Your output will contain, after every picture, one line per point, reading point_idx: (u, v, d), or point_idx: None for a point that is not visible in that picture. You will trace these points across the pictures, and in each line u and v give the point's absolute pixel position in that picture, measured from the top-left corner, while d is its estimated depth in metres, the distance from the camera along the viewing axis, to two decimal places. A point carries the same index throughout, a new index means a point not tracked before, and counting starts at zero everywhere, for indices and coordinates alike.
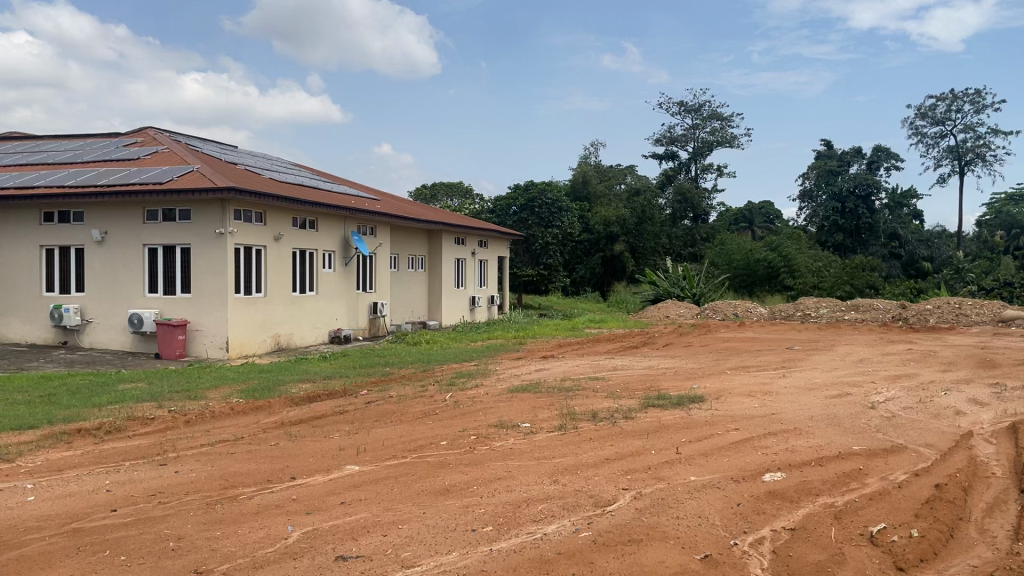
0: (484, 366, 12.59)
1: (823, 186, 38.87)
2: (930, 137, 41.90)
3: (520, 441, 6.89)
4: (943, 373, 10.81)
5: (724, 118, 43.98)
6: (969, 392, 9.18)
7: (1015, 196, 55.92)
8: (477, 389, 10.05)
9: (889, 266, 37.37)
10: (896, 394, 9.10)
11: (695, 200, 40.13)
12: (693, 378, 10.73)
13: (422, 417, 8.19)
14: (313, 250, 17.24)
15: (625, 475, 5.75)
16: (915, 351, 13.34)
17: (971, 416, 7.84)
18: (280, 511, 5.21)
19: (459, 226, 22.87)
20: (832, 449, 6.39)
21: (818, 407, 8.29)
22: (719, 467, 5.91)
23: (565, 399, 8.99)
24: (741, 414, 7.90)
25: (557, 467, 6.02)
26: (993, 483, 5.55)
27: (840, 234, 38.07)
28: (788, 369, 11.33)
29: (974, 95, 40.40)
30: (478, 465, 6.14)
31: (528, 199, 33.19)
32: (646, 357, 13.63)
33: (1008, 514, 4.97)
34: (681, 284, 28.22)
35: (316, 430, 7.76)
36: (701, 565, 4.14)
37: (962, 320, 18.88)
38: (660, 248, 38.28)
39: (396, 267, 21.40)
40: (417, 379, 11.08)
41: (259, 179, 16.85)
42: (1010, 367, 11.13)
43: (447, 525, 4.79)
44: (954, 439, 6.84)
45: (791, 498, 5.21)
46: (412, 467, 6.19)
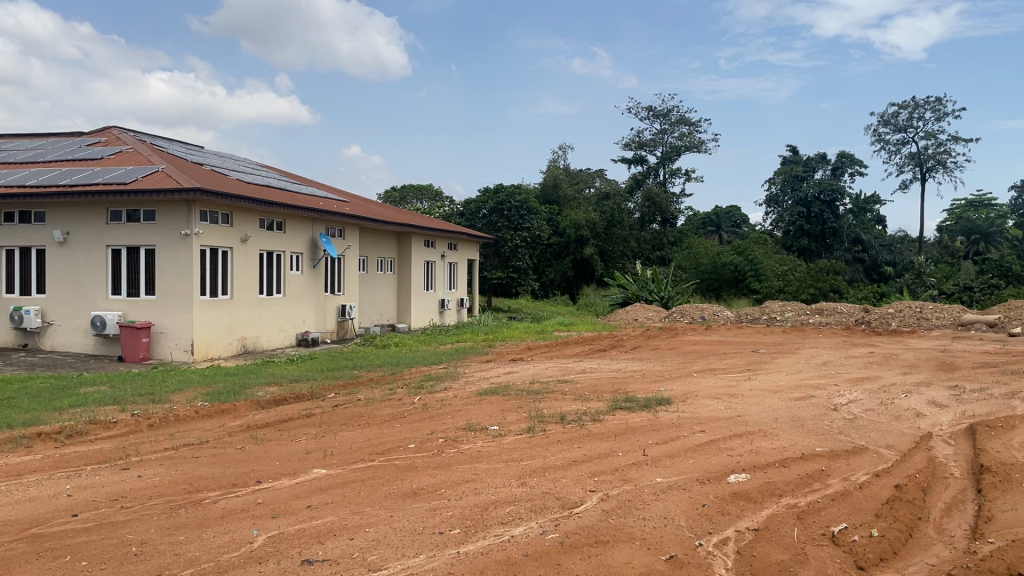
0: (451, 368, 12.58)
1: (789, 192, 39.32)
2: (893, 144, 42.60)
3: (488, 444, 6.90)
4: (905, 375, 11.02)
5: (692, 123, 44.35)
6: (929, 394, 9.38)
7: (975, 203, 57.05)
8: (446, 391, 10.04)
9: (853, 270, 38.06)
10: (858, 396, 9.27)
11: (664, 204, 40.31)
12: (660, 381, 10.82)
13: (390, 420, 8.15)
14: (280, 252, 17.08)
15: (593, 477, 5.79)
16: (876, 354, 13.57)
17: (931, 418, 8.02)
18: (245, 515, 5.17)
19: (429, 228, 22.79)
20: (796, 450, 6.50)
21: (783, 409, 8.42)
22: (685, 469, 5.97)
23: (533, 401, 9.01)
24: (707, 416, 8.00)
25: (525, 469, 6.05)
26: (951, 484, 5.68)
27: (806, 238, 38.56)
28: (753, 372, 11.46)
29: (934, 103, 41.21)
30: (445, 468, 6.14)
31: (497, 203, 33.18)
32: (615, 361, 13.69)
33: (966, 513, 5.08)
34: (649, 288, 28.47)
35: (282, 434, 7.70)
36: (666, 565, 4.18)
37: (923, 324, 19.24)
38: (629, 252, 38.65)
39: (365, 269, 21.28)
40: (385, 382, 11.01)
41: (226, 180, 16.69)
42: (969, 370, 11.36)
43: (415, 527, 4.79)
44: (914, 440, 6.99)
45: (755, 498, 5.29)
46: (379, 470, 6.17)
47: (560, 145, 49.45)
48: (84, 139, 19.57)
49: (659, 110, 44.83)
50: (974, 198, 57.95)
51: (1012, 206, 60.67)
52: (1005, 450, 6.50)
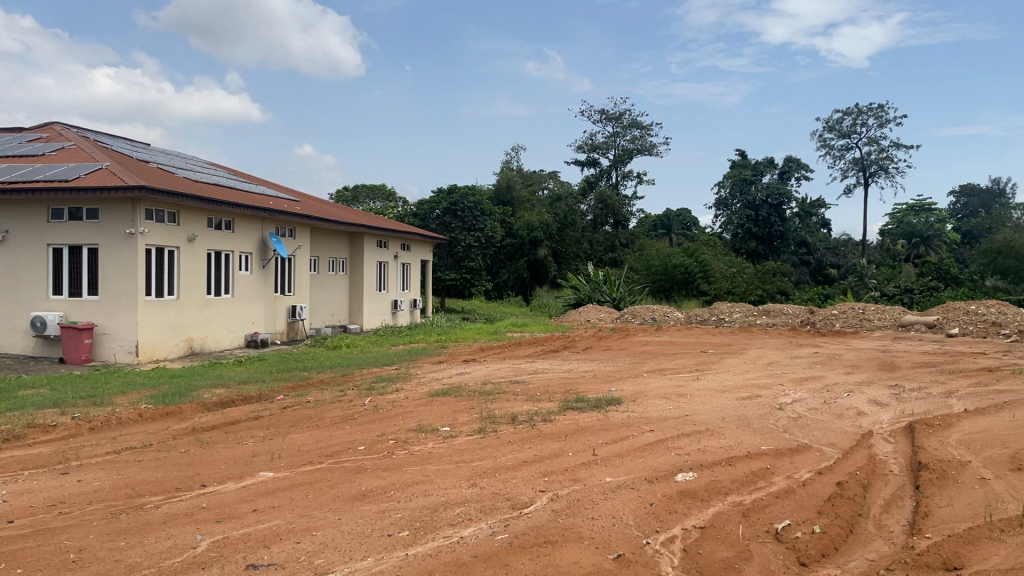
0: (404, 370, 12.53)
1: (738, 195, 39.94)
2: (837, 149, 43.60)
3: (439, 445, 6.87)
4: (847, 374, 11.31)
5: (644, 127, 44.82)
6: (870, 393, 9.62)
7: (915, 207, 58.82)
8: (398, 393, 9.98)
9: (800, 273, 39.07)
10: (802, 395, 9.47)
11: (616, 207, 40.56)
12: (611, 381, 10.93)
13: (340, 422, 8.08)
14: (229, 252, 16.77)
15: (543, 477, 5.82)
16: (820, 354, 13.88)
17: (872, 416, 8.22)
18: (188, 520, 5.07)
19: (381, 228, 22.61)
20: (742, 449, 6.60)
21: (730, 408, 8.56)
22: (634, 468, 6.02)
23: (485, 402, 8.99)
24: (656, 415, 8.10)
25: (476, 470, 6.04)
26: (891, 481, 5.83)
27: (753, 241, 39.10)
28: (701, 372, 11.62)
29: (877, 110, 42.29)
30: (395, 471, 6.09)
31: (450, 204, 33.18)
32: (567, 361, 13.76)
33: (904, 510, 5.23)
34: (602, 289, 28.73)
35: (229, 436, 7.57)
36: (614, 564, 4.21)
37: (865, 325, 19.73)
38: (582, 253, 38.95)
39: (316, 270, 21.05)
40: (336, 384, 10.89)
41: (172, 178, 16.33)
42: (908, 370, 11.68)
43: (363, 530, 4.75)
44: (856, 438, 7.16)
45: (702, 497, 5.35)
46: (327, 472, 6.10)
47: (513, 147, 49.48)
48: (25, 135, 18.98)
49: (612, 113, 45.26)
50: (914, 202, 59.63)
51: (950, 211, 62.50)
52: (942, 448, 6.70)
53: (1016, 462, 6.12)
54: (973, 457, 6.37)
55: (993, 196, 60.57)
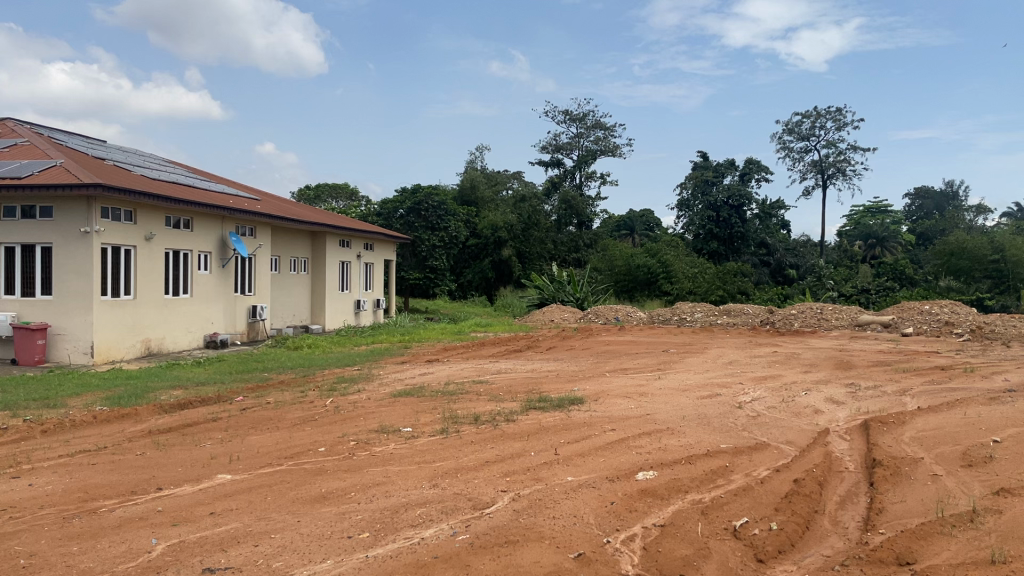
0: (366, 370, 12.43)
1: (699, 196, 40.31)
2: (796, 152, 44.24)
3: (401, 446, 6.83)
4: (805, 373, 11.48)
5: (607, 128, 45.03)
6: (827, 392, 9.77)
7: (872, 209, 59.96)
8: (360, 393, 9.90)
9: (760, 274, 39.68)
10: (761, 394, 9.59)
11: (580, 207, 40.76)
12: (573, 380, 10.98)
13: (300, 423, 8.00)
14: (187, 251, 16.51)
15: (505, 477, 5.82)
16: (779, 353, 14.06)
17: (828, 415, 8.35)
18: (143, 524, 4.97)
19: (344, 228, 22.42)
20: (702, 447, 6.67)
21: (690, 407, 8.64)
22: (595, 468, 6.05)
23: (447, 403, 8.97)
24: (618, 414, 8.14)
25: (437, 471, 6.02)
26: (846, 478, 5.93)
27: (715, 242, 39.54)
28: (662, 372, 11.71)
29: (835, 113, 43.00)
30: (356, 472, 6.04)
31: (414, 203, 33.01)
32: (529, 361, 13.77)
33: (859, 506, 5.32)
34: (565, 289, 28.82)
35: (186, 439, 7.45)
36: (574, 564, 4.22)
37: (823, 325, 20.03)
38: (546, 254, 39.08)
39: (277, 270, 20.81)
40: (297, 385, 10.77)
41: (129, 176, 16.02)
42: (863, 369, 11.89)
43: (322, 533, 4.70)
44: (812, 436, 7.27)
45: (662, 495, 5.40)
46: (287, 474, 6.04)
47: (477, 147, 49.38)
48: None
49: (575, 113, 45.37)
50: (871, 204, 60.74)
51: (906, 213, 63.81)
52: (895, 445, 6.84)
53: (966, 458, 6.27)
54: (926, 454, 6.50)
55: (946, 199, 62.03)
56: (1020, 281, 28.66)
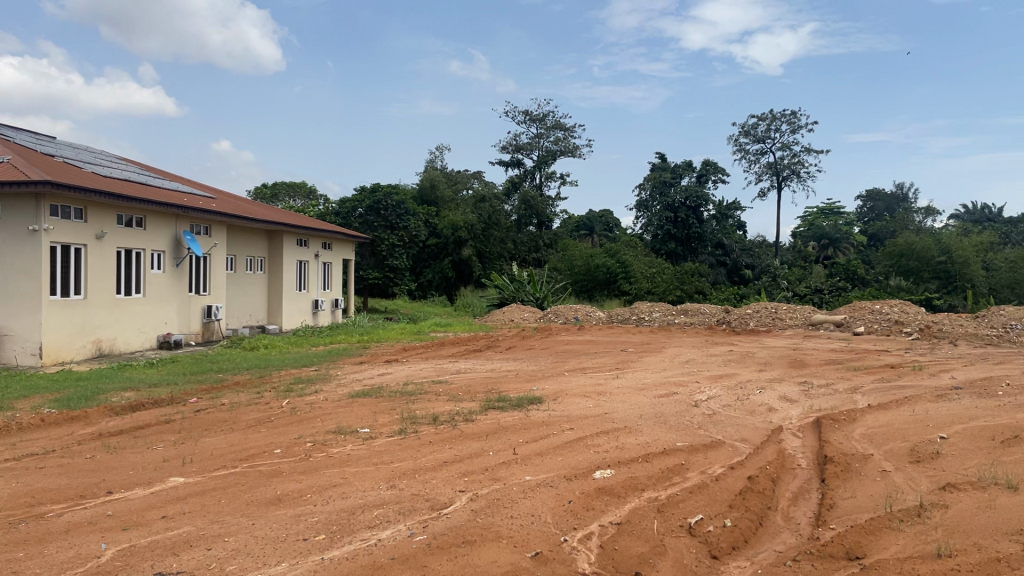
0: (323, 370, 12.31)
1: (657, 197, 40.68)
2: (752, 154, 44.86)
3: (358, 447, 6.78)
4: (759, 372, 11.65)
5: (567, 128, 45.26)
6: (781, 390, 9.94)
7: (826, 210, 61.08)
8: (317, 394, 9.80)
9: (717, 274, 40.19)
10: (717, 393, 9.71)
11: (540, 207, 40.92)
12: (532, 380, 11.01)
13: (255, 425, 7.89)
14: (140, 250, 16.19)
15: (463, 477, 5.81)
16: (735, 352, 14.25)
17: (782, 412, 8.49)
18: (92, 528, 4.87)
19: (302, 226, 22.19)
20: (658, 445, 6.73)
21: (648, 406, 8.72)
22: (553, 467, 6.07)
23: (406, 403, 8.92)
24: (576, 414, 8.17)
25: (395, 472, 5.98)
26: (798, 474, 6.04)
27: (672, 242, 39.94)
28: (620, 371, 11.79)
29: (789, 116, 43.71)
30: (312, 473, 5.99)
31: (373, 202, 32.77)
32: (489, 361, 13.75)
33: (811, 502, 5.42)
34: (526, 289, 28.87)
35: (138, 441, 7.30)
36: (531, 563, 4.23)
37: (778, 325, 20.35)
38: (506, 253, 39.13)
39: (232, 269, 20.50)
40: (252, 386, 10.64)
41: (79, 173, 15.66)
42: (816, 367, 12.11)
43: (277, 535, 4.65)
44: (766, 434, 7.38)
45: (619, 493, 5.45)
46: (241, 477, 5.95)
47: (437, 146, 49.12)
48: None
49: (535, 113, 45.44)
50: (824, 205, 61.84)
51: (858, 215, 65.15)
52: (846, 441, 6.98)
53: (913, 454, 6.43)
54: (875, 450, 6.65)
55: (897, 201, 63.50)
56: (966, 281, 29.52)
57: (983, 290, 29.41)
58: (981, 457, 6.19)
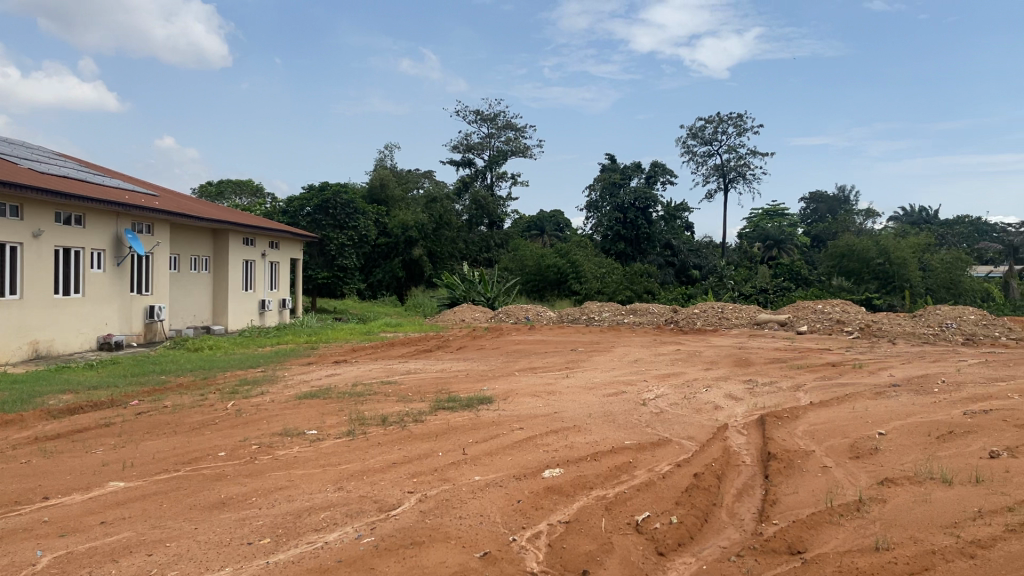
0: (269, 372, 12.11)
1: (607, 198, 40.99)
2: (700, 156, 45.49)
3: (304, 449, 6.70)
4: (706, 371, 11.83)
5: (518, 129, 45.32)
6: (726, 388, 10.11)
7: (770, 211, 62.29)
8: (263, 396, 9.63)
9: (665, 274, 40.66)
10: (664, 391, 9.83)
11: (491, 207, 40.99)
12: (482, 380, 11.01)
13: (199, 428, 7.73)
14: (79, 249, 15.75)
15: (412, 478, 5.78)
16: (682, 351, 14.45)
17: (727, 410, 8.64)
18: (27, 535, 4.72)
19: (248, 225, 21.84)
20: (607, 444, 6.78)
21: (597, 404, 8.79)
22: (502, 466, 6.08)
23: (354, 404, 8.84)
24: (525, 413, 8.19)
25: (343, 474, 5.92)
26: (742, 471, 6.15)
27: (622, 242, 40.30)
28: (570, 370, 11.86)
29: (736, 119, 44.43)
30: (257, 476, 5.89)
31: (322, 201, 32.37)
32: (439, 361, 13.70)
33: (755, 498, 5.52)
34: (477, 288, 28.86)
35: (76, 445, 7.10)
36: (480, 563, 4.23)
37: (723, 324, 20.69)
38: (457, 253, 39.03)
39: (176, 269, 20.09)
40: (197, 387, 10.45)
41: (13, 168, 15.17)
42: (761, 366, 12.35)
43: (220, 540, 4.56)
44: (712, 431, 7.50)
45: (568, 491, 5.48)
46: (184, 480, 5.83)
47: (387, 144, 48.70)
48: None
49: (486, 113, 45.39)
50: (769, 207, 63.07)
51: (801, 216, 66.54)
52: (789, 438, 7.13)
53: (853, 450, 6.59)
54: (817, 446, 6.81)
55: (839, 203, 65.10)
56: (905, 281, 30.40)
57: (920, 289, 30.28)
58: (917, 452, 6.39)
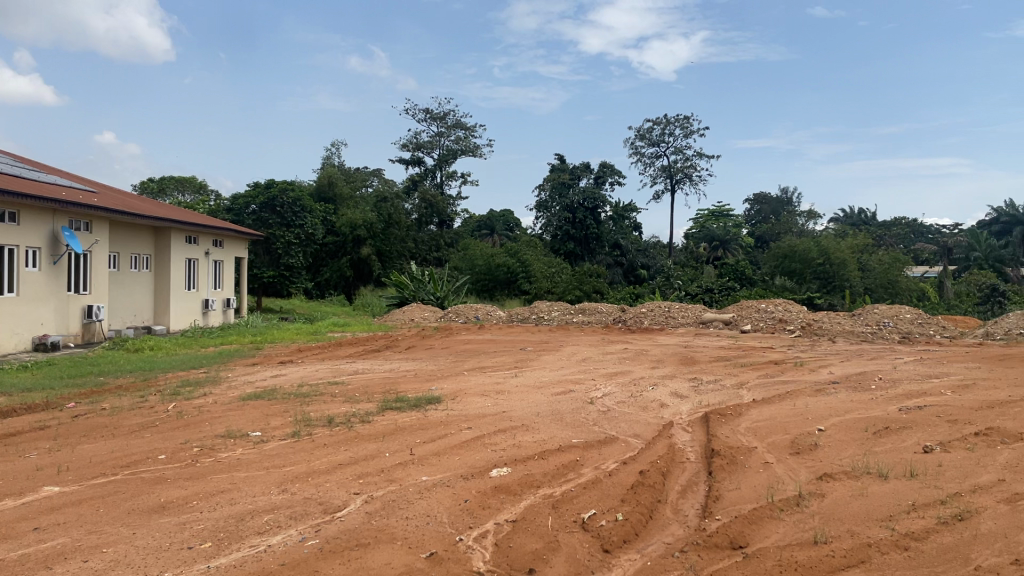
0: (212, 372, 11.91)
1: (557, 198, 41.17)
2: (648, 157, 45.98)
3: (248, 451, 6.58)
4: (652, 369, 11.98)
5: (467, 128, 45.22)
6: (672, 386, 10.25)
7: (716, 212, 63.32)
8: (205, 398, 9.45)
9: (613, 274, 40.99)
10: (612, 389, 9.92)
11: (441, 207, 40.92)
12: (431, 379, 10.96)
13: (139, 430, 7.54)
14: (13, 247, 15.26)
15: (358, 479, 5.73)
16: (629, 350, 14.61)
17: (672, 408, 8.75)
18: None
19: (191, 223, 21.38)
20: (554, 442, 6.82)
21: (544, 403, 8.82)
22: (450, 467, 6.05)
23: (300, 405, 8.72)
24: (474, 413, 8.18)
25: (287, 475, 5.84)
26: (687, 467, 6.24)
27: (571, 242, 40.55)
28: (519, 369, 11.90)
29: (682, 121, 45.02)
30: (199, 479, 5.77)
31: (268, 198, 31.88)
32: (387, 361, 13.61)
33: (699, 494, 5.61)
34: (427, 288, 28.74)
35: (7, 450, 6.85)
36: (426, 563, 4.21)
37: (670, 323, 20.98)
38: (406, 252, 38.77)
39: (116, 267, 19.57)
40: (136, 389, 10.20)
41: None
42: (705, 364, 12.53)
43: (160, 544, 4.46)
44: (657, 429, 7.59)
45: (515, 490, 5.48)
46: (122, 484, 5.68)
47: (334, 142, 48.19)
48: None
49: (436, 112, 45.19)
50: (715, 208, 64.13)
51: (745, 217, 67.73)
52: (732, 435, 7.26)
53: (793, 446, 6.74)
54: (758, 443, 6.95)
55: (781, 205, 66.58)
56: (845, 282, 31.22)
57: (859, 289, 31.08)
58: (855, 447, 6.56)
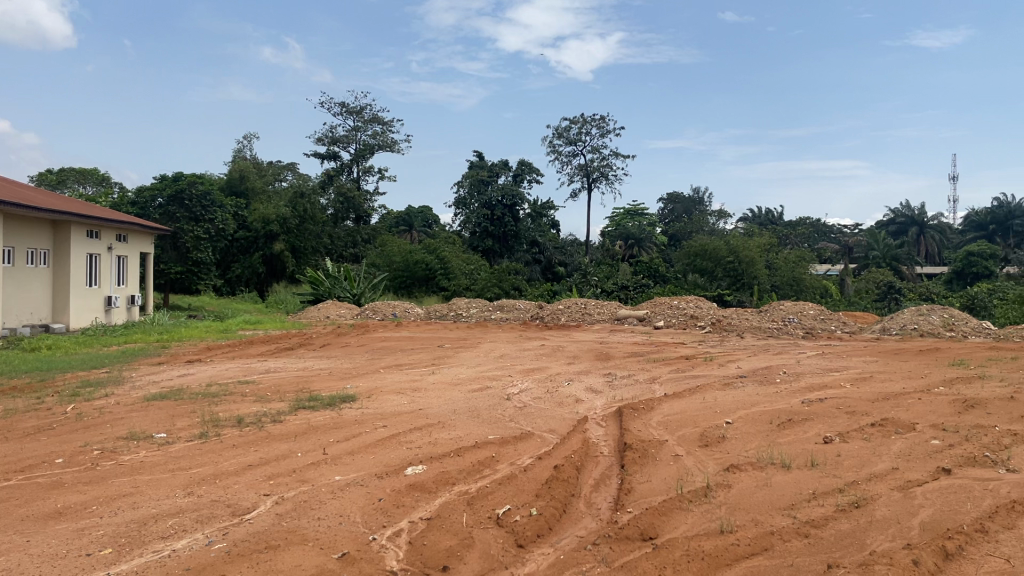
0: (114, 372, 11.43)
1: (475, 196, 41.24)
2: (565, 155, 46.36)
3: (152, 454, 6.35)
4: (568, 365, 12.12)
5: (384, 122, 44.67)
6: (586, 381, 10.39)
7: (632, 211, 64.60)
8: (107, 399, 9.06)
9: (531, 270, 41.25)
10: (528, 386, 9.98)
11: (356, 202, 40.52)
12: (346, 378, 10.79)
13: (34, 434, 7.16)
14: None
15: (268, 480, 5.59)
16: (546, 346, 14.73)
17: (587, 403, 8.86)
18: None
19: (92, 216, 20.49)
20: (470, 439, 6.81)
21: (461, 400, 8.81)
22: (364, 466, 5.97)
23: (208, 406, 8.45)
24: (389, 411, 8.10)
25: (194, 478, 5.65)
26: (601, 462, 6.32)
27: (489, 239, 40.70)
28: (435, 366, 11.84)
29: (598, 121, 45.57)
30: (99, 484, 5.53)
31: (175, 191, 30.90)
32: (301, 359, 13.34)
33: (611, 488, 5.69)
34: (343, 285, 28.30)
35: None
36: (338, 564, 4.15)
37: (587, 319, 21.24)
38: (321, 248, 38.25)
39: (11, 263, 18.58)
40: (31, 390, 9.69)
41: None
42: (619, 360, 12.75)
43: (56, 552, 4.26)
44: (572, 424, 7.68)
45: (429, 488, 5.46)
46: (17, 490, 5.39)
47: (246, 135, 46.92)
48: None
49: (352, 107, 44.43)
50: (630, 207, 65.31)
51: (659, 216, 69.27)
52: (644, 429, 7.41)
53: (703, 439, 6.92)
54: (669, 436, 7.10)
55: (693, 204, 68.40)
56: (753, 279, 32.21)
57: (766, 286, 32.11)
58: (759, 439, 6.79)
